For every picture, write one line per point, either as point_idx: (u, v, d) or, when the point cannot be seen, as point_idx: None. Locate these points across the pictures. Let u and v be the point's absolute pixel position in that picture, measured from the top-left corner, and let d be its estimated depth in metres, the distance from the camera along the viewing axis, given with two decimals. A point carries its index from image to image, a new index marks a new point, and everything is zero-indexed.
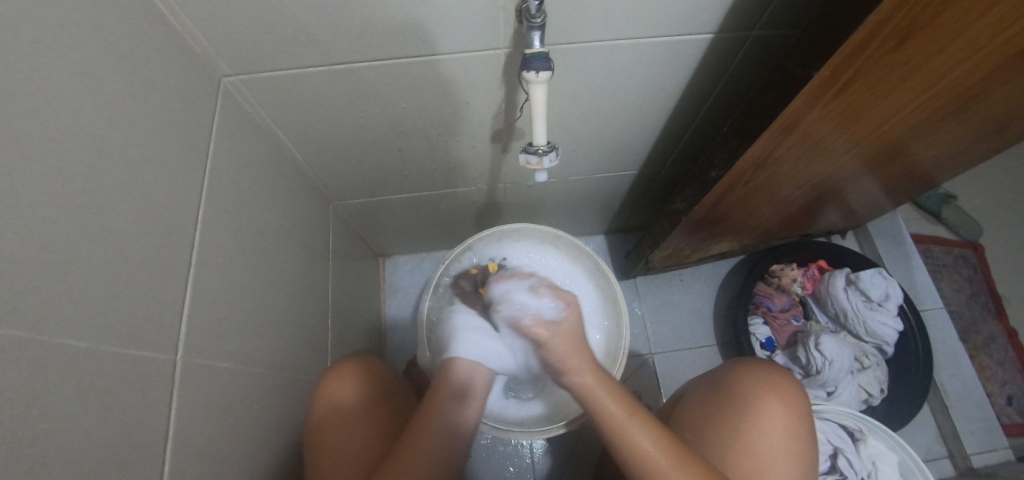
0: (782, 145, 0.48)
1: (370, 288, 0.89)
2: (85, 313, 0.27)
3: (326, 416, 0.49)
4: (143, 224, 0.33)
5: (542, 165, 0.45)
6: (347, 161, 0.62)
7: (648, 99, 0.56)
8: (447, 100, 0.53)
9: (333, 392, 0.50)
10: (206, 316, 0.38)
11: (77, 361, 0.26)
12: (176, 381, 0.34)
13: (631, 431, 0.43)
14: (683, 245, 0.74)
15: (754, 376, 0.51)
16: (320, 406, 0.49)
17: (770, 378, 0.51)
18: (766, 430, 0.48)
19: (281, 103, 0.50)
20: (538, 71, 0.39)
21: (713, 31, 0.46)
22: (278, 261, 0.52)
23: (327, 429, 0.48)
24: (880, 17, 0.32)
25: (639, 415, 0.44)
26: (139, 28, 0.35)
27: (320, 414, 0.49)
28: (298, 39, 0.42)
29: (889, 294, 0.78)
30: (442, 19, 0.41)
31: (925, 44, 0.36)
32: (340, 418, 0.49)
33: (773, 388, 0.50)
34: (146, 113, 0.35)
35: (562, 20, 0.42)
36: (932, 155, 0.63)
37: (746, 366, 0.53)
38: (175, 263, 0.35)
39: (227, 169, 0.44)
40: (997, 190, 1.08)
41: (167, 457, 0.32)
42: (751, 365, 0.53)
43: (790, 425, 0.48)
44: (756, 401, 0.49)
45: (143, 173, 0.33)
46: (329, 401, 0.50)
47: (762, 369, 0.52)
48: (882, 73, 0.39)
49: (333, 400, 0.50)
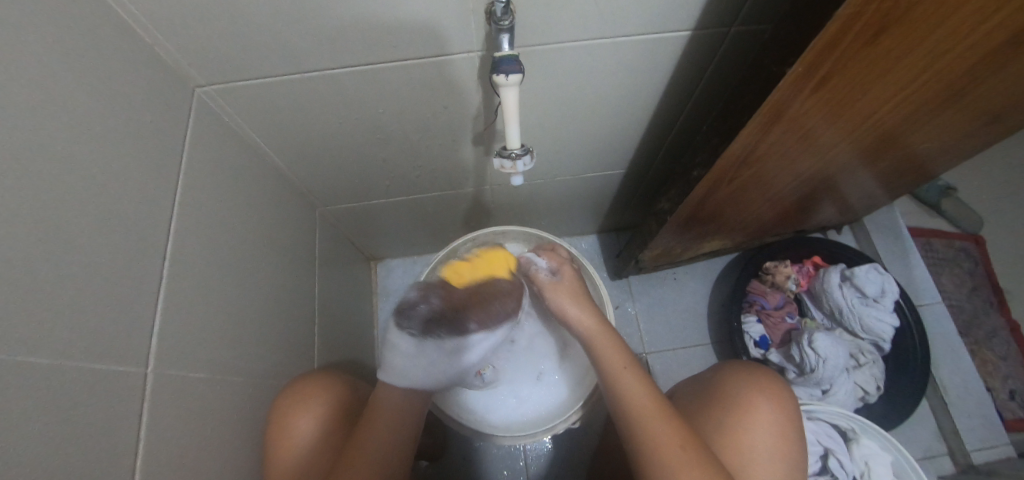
0: (765, 141, 0.47)
1: (361, 292, 0.89)
2: (49, 328, 0.27)
3: (289, 448, 0.47)
4: (112, 237, 0.33)
5: (517, 169, 0.45)
6: (329, 167, 0.62)
7: (629, 98, 0.55)
8: (425, 104, 0.52)
9: (291, 419, 0.48)
10: (181, 327, 0.38)
11: (42, 377, 0.26)
12: (148, 393, 0.34)
13: (633, 386, 0.46)
14: (673, 244, 0.73)
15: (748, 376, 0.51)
16: (279, 435, 0.47)
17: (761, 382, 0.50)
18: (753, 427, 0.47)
19: (258, 110, 0.50)
20: (508, 74, 0.38)
21: (690, 29, 0.45)
22: (259, 269, 0.52)
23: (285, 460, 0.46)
24: (851, 11, 0.31)
25: (643, 375, 0.47)
26: (104, 40, 0.35)
27: (276, 446, 0.47)
28: (270, 47, 0.42)
29: (885, 290, 0.77)
30: (412, 24, 0.41)
31: (904, 37, 0.35)
32: (301, 447, 0.47)
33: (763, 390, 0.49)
34: (113, 124, 0.35)
35: (534, 21, 0.41)
36: (924, 148, 0.62)
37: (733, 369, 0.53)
38: (147, 276, 0.35)
39: (202, 179, 0.44)
40: (998, 182, 1.06)
41: (139, 468, 0.32)
42: (745, 367, 0.53)
43: (777, 420, 0.48)
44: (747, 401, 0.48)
45: (112, 187, 0.34)
46: (289, 429, 0.47)
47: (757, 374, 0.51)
48: (862, 66, 0.38)
49: (291, 428, 0.47)
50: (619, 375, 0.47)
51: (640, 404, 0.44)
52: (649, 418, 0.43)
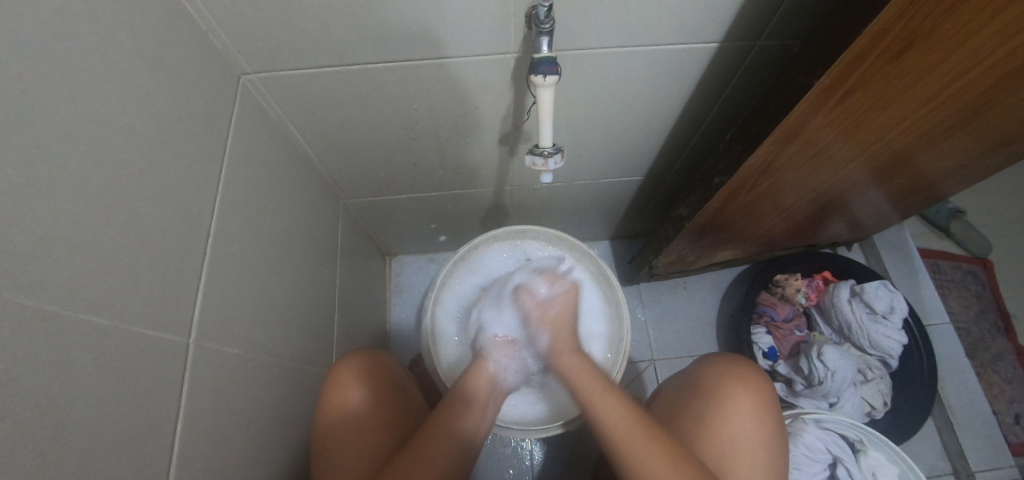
0: (784, 154, 0.48)
1: (377, 286, 0.90)
2: (108, 291, 0.29)
3: (341, 430, 0.48)
4: (165, 210, 0.34)
5: (548, 167, 0.46)
6: (358, 159, 0.64)
7: (654, 106, 0.57)
8: (457, 102, 0.54)
9: (339, 400, 0.50)
10: (219, 303, 0.39)
11: (99, 335, 0.28)
12: (189, 363, 0.35)
13: (609, 409, 0.47)
14: (686, 252, 0.75)
15: (721, 366, 0.52)
16: (328, 420, 0.49)
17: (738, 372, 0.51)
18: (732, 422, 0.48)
19: (297, 100, 0.51)
20: (546, 75, 0.40)
21: (719, 41, 0.47)
22: (289, 255, 0.54)
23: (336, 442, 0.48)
24: (878, 28, 0.33)
25: (617, 395, 0.48)
26: (166, 23, 0.36)
27: (326, 431, 0.48)
28: (316, 40, 0.43)
29: (894, 307, 0.78)
30: (455, 23, 0.42)
31: (919, 61, 0.37)
32: (351, 429, 0.48)
33: (742, 382, 0.50)
34: (169, 104, 0.36)
35: (571, 26, 0.43)
36: (936, 168, 0.63)
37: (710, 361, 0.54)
38: (192, 251, 0.37)
39: (243, 163, 0.46)
40: (1007, 207, 1.08)
41: (178, 433, 0.34)
42: (717, 357, 0.54)
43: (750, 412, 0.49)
44: (725, 394, 0.50)
45: (167, 163, 0.35)
46: (337, 411, 0.49)
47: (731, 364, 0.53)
48: (883, 83, 0.39)
49: (341, 410, 0.49)
50: (596, 400, 0.48)
51: (618, 431, 0.45)
52: (632, 439, 0.44)
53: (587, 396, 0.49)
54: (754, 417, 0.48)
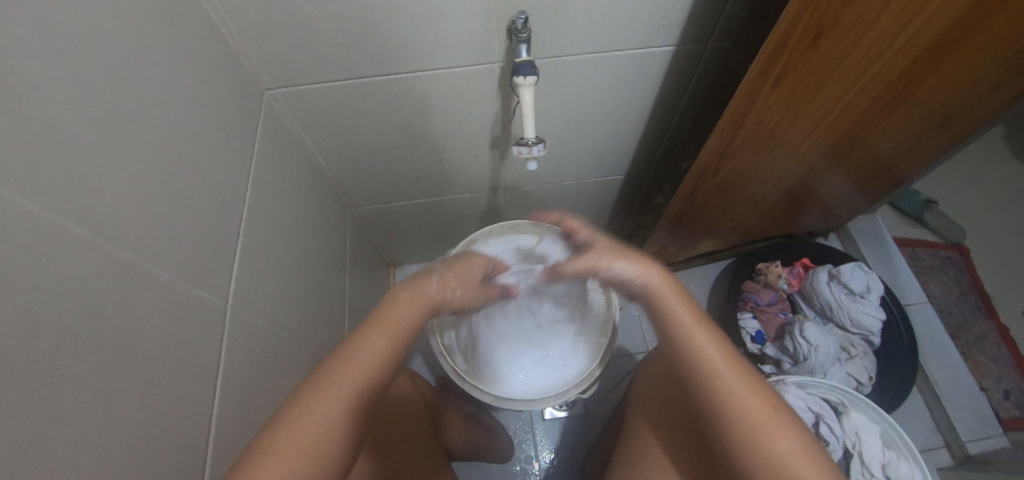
0: (739, 136, 0.55)
1: (382, 293, 0.95)
2: (168, 254, 0.35)
3: (355, 373, 0.40)
4: (208, 194, 0.40)
5: (532, 156, 0.53)
6: (365, 168, 0.71)
7: (626, 105, 0.64)
8: (452, 110, 0.61)
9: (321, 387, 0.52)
10: (248, 281, 0.45)
11: (158, 287, 0.33)
12: (226, 326, 0.40)
13: (702, 337, 0.43)
14: (670, 241, 0.80)
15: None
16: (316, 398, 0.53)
17: None
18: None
19: (311, 113, 0.58)
20: (525, 76, 0.48)
21: (674, 44, 0.54)
22: (304, 250, 0.60)
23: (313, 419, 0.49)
24: (791, 18, 0.40)
25: (710, 326, 0.45)
26: (208, 45, 0.44)
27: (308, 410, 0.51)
28: (331, 58, 0.51)
29: (870, 286, 0.82)
30: (448, 38, 0.50)
31: (843, 42, 0.44)
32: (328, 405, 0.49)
33: None
34: (212, 109, 0.43)
35: (547, 36, 0.51)
36: (887, 148, 0.70)
37: None
38: (228, 232, 0.43)
39: (267, 164, 0.52)
40: (974, 197, 1.15)
41: (218, 384, 0.39)
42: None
43: None
44: None
45: (209, 156, 0.41)
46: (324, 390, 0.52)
47: None
48: (810, 66, 0.46)
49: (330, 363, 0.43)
50: (689, 323, 0.44)
51: (714, 362, 0.42)
52: (726, 368, 0.41)
53: (672, 316, 0.45)
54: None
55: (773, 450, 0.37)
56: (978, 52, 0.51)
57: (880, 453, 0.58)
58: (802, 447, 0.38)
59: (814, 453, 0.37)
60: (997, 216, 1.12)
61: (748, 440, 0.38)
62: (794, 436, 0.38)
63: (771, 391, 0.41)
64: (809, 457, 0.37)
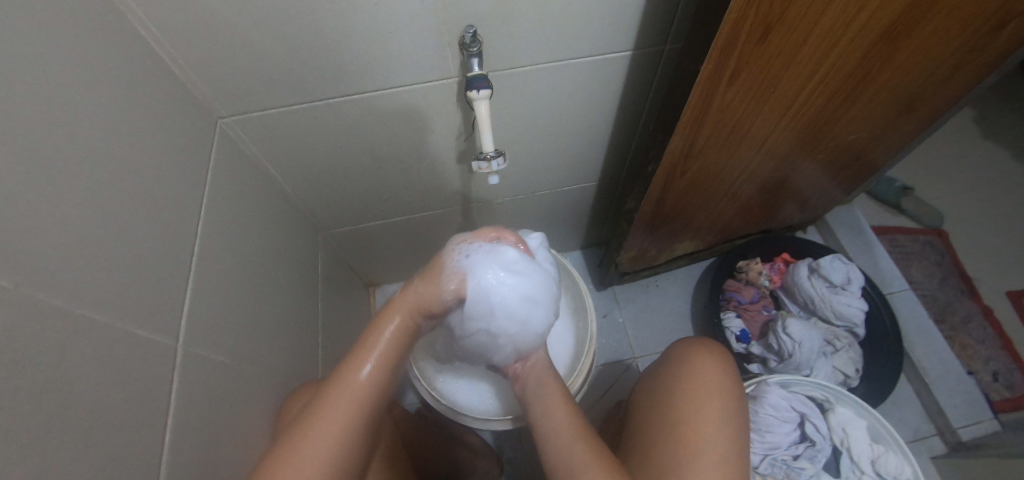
0: (701, 135, 0.55)
1: (360, 316, 0.94)
2: (110, 294, 0.33)
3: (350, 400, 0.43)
4: (156, 229, 0.39)
5: (493, 169, 0.52)
6: (331, 190, 0.70)
7: (590, 113, 0.64)
8: (414, 128, 0.61)
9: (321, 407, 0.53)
10: (204, 316, 0.44)
11: (97, 329, 0.32)
12: (178, 364, 0.39)
13: (562, 420, 0.49)
14: (646, 245, 0.80)
15: (684, 348, 0.60)
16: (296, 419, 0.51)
17: (713, 353, 0.58)
18: (699, 386, 0.54)
19: (270, 138, 0.58)
20: (479, 89, 0.47)
21: (630, 49, 0.55)
22: (270, 277, 0.58)
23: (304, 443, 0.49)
24: (736, 15, 0.39)
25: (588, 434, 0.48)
26: (152, 76, 0.43)
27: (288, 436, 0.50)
28: (284, 83, 0.50)
29: (851, 277, 0.83)
30: (400, 56, 0.50)
31: (797, 32, 0.44)
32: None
33: (712, 355, 0.57)
34: (161, 141, 0.42)
35: (500, 49, 0.51)
36: (854, 138, 0.70)
37: (694, 345, 0.60)
38: (179, 267, 0.41)
39: (223, 193, 0.51)
40: (948, 181, 1.16)
41: (168, 426, 0.37)
42: (681, 343, 0.62)
43: (722, 381, 0.54)
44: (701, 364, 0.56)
45: (157, 190, 0.40)
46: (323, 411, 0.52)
47: (706, 345, 0.59)
48: (764, 61, 0.46)
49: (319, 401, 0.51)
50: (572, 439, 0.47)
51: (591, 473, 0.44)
52: (571, 443, 0.47)
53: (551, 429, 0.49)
54: (722, 380, 0.54)
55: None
56: (931, 35, 0.51)
57: (867, 448, 0.58)
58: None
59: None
60: (972, 198, 1.13)
61: None
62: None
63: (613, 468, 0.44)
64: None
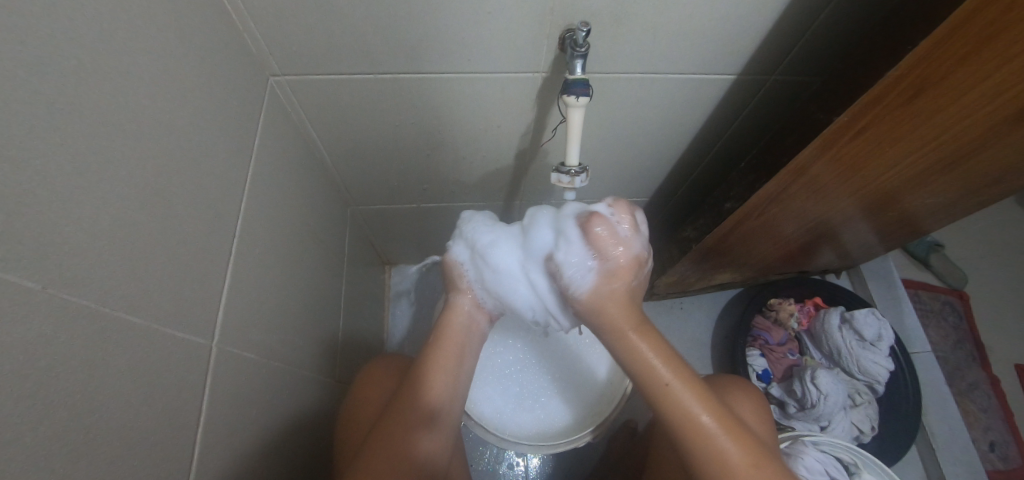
0: (799, 185, 0.51)
1: (375, 295, 0.89)
2: (144, 294, 0.28)
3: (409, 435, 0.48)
4: (197, 209, 0.34)
5: (573, 185, 0.47)
6: (373, 168, 0.63)
7: (669, 131, 0.59)
8: (480, 118, 0.55)
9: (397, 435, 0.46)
10: (238, 308, 0.39)
11: (129, 338, 0.27)
12: (210, 368, 0.34)
13: (662, 366, 0.42)
14: (690, 273, 0.76)
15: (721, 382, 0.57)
16: (384, 437, 0.46)
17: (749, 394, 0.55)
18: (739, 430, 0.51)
19: (321, 105, 0.51)
20: (578, 96, 0.41)
21: (737, 74, 0.49)
22: (299, 260, 0.53)
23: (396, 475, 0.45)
24: (899, 72, 0.36)
25: (691, 383, 0.41)
26: (210, 25, 0.36)
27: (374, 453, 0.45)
28: (353, 50, 0.44)
29: (882, 335, 0.81)
30: (490, 41, 0.43)
31: (952, 107, 0.40)
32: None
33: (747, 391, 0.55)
34: (208, 104, 0.36)
35: (602, 51, 0.45)
36: (933, 207, 0.68)
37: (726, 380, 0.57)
38: (218, 254, 0.36)
39: (266, 165, 0.45)
40: (980, 243, 1.15)
41: (196, 444, 0.33)
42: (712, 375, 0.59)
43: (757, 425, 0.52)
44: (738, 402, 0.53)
45: (201, 164, 0.35)
46: (410, 432, 0.47)
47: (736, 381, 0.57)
48: (899, 128, 0.43)
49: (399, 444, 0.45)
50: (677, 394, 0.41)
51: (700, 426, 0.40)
52: (676, 404, 0.41)
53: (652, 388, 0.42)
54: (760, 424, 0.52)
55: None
56: None
57: None
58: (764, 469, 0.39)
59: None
60: (998, 265, 1.12)
61: None
62: (763, 466, 0.39)
63: (733, 429, 0.40)
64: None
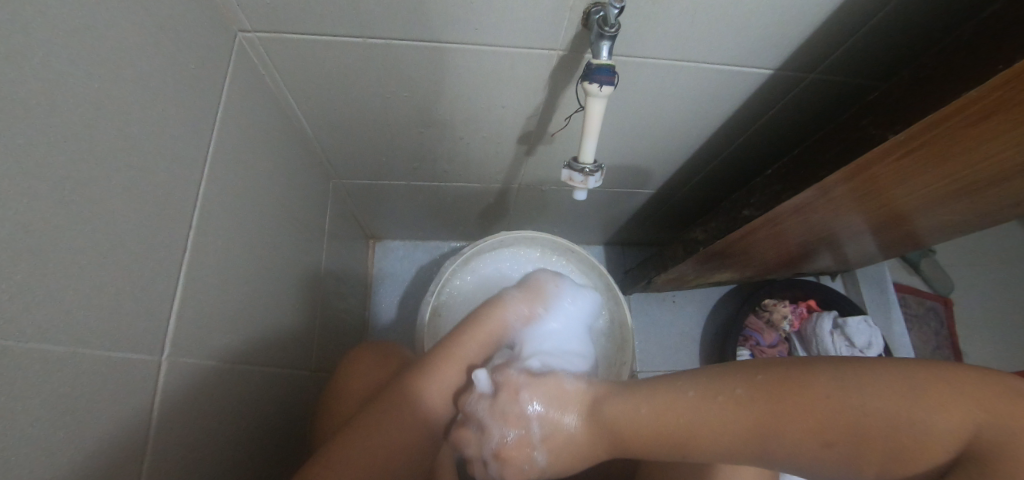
0: (828, 197, 0.48)
1: (357, 272, 0.84)
2: (73, 310, 0.23)
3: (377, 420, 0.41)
4: (143, 200, 0.28)
5: (586, 184, 0.43)
6: (357, 141, 0.57)
7: (689, 125, 0.54)
8: (482, 96, 0.49)
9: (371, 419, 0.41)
10: (197, 310, 0.34)
11: (49, 365, 0.22)
12: (160, 383, 0.30)
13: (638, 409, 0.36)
14: (691, 272, 0.73)
15: None
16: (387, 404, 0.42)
17: None
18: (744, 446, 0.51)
19: (299, 69, 0.44)
20: (601, 85, 0.35)
21: (774, 69, 0.44)
22: (270, 246, 0.47)
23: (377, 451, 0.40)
24: (976, 95, 0.32)
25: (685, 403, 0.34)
26: None
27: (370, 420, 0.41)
28: (336, 9, 0.37)
29: (872, 342, 0.80)
30: (503, 11, 0.37)
31: (993, 141, 0.37)
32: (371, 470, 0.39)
33: None
34: (154, 68, 0.29)
35: (631, 34, 0.38)
36: (953, 223, 0.65)
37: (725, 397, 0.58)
38: (172, 250, 0.31)
39: (233, 139, 0.39)
40: (969, 251, 1.15)
41: (144, 473, 0.29)
42: None
43: None
44: None
45: (147, 144, 0.29)
46: (415, 400, 0.42)
47: None
48: (954, 149, 0.38)
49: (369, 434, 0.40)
50: (687, 442, 0.34)
51: (757, 430, 0.32)
52: (784, 441, 0.31)
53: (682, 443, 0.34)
54: None
55: (966, 443, 0.27)
56: None
57: None
58: (857, 399, 0.29)
59: (1000, 409, 0.27)
60: (984, 274, 1.13)
61: (894, 438, 0.29)
62: (973, 396, 0.28)
63: (860, 394, 0.29)
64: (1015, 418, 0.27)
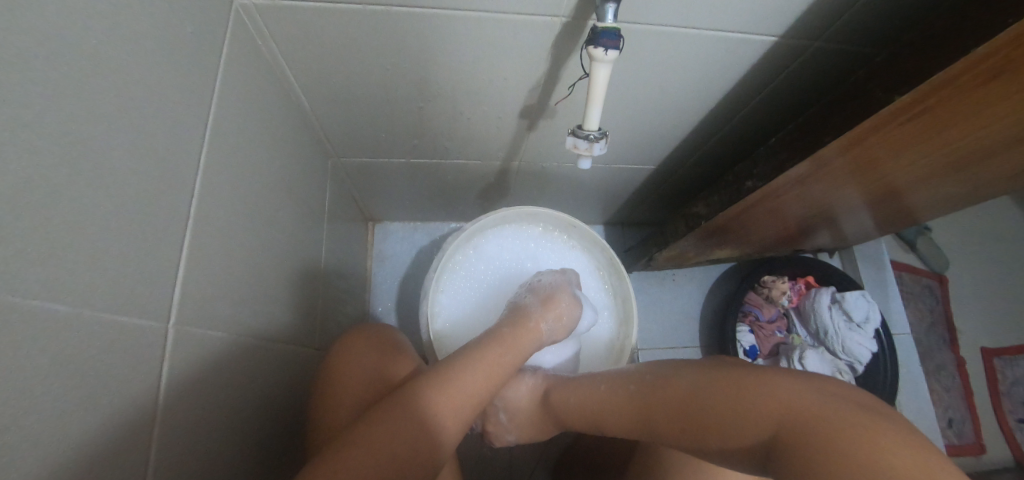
0: (831, 166, 0.48)
1: (357, 254, 0.83)
2: (77, 271, 0.23)
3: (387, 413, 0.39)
4: (145, 165, 0.28)
5: (591, 151, 0.42)
6: (356, 116, 0.56)
7: (692, 97, 0.53)
8: (483, 67, 0.48)
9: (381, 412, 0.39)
10: (200, 281, 0.33)
11: (56, 325, 0.22)
12: (166, 352, 0.30)
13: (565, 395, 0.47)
14: (691, 248, 0.73)
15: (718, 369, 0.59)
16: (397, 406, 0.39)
17: None
18: None
19: (297, 39, 0.43)
20: (607, 49, 0.35)
21: (780, 36, 0.43)
22: (271, 221, 0.47)
23: (410, 456, 0.37)
24: (984, 54, 0.32)
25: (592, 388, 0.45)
26: None
27: (381, 425, 0.38)
28: None
29: (870, 317, 0.81)
30: None
31: (987, 110, 0.38)
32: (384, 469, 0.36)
33: None
34: (149, 29, 0.28)
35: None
36: (952, 197, 0.65)
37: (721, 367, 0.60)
38: (174, 218, 0.30)
39: (232, 110, 0.38)
40: (967, 228, 1.15)
41: (155, 439, 0.29)
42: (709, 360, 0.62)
43: None
44: None
45: (146, 107, 0.28)
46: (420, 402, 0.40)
47: None
48: (957, 113, 0.38)
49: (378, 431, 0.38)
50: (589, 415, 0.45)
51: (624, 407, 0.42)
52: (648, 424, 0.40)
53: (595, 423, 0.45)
54: None
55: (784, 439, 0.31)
56: None
57: None
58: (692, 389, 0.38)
59: (825, 426, 0.30)
60: (980, 251, 1.14)
61: (716, 430, 0.35)
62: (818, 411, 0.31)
63: (694, 385, 0.38)
64: (873, 437, 0.28)
